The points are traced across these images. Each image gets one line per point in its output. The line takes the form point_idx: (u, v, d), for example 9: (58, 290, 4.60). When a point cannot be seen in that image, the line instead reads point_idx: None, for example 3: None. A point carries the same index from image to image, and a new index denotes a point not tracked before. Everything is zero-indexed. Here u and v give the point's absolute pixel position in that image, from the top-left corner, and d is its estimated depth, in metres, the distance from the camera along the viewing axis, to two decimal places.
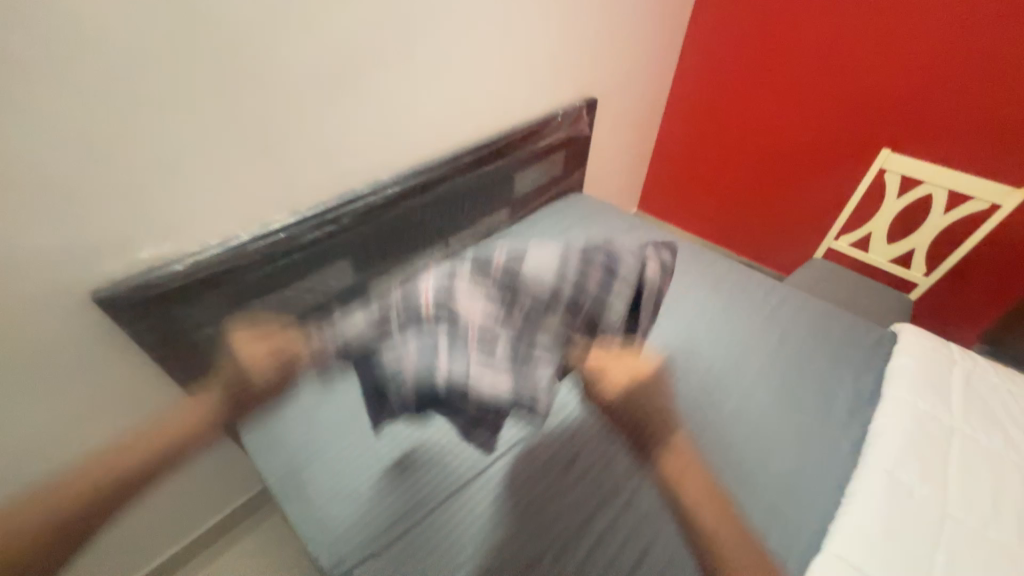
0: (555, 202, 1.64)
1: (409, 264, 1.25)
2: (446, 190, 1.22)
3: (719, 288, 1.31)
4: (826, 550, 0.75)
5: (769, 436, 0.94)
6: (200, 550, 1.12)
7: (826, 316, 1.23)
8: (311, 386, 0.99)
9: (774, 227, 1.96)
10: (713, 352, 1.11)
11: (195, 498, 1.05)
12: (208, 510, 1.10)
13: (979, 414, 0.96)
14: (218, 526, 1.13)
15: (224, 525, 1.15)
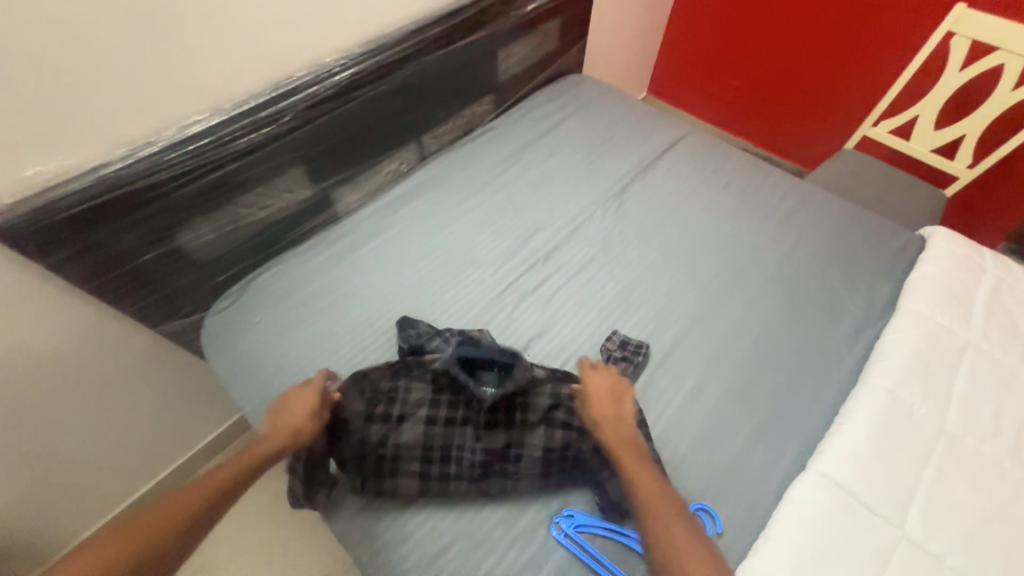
0: (547, 87, 1.40)
1: (375, 170, 1.08)
2: (411, 75, 1.01)
3: (732, 188, 1.15)
4: (813, 470, 0.74)
5: (769, 355, 0.88)
6: (193, 469, 1.12)
7: (850, 219, 1.09)
8: (276, 312, 0.92)
9: (803, 114, 1.67)
10: (718, 264, 1.01)
11: (168, 425, 1.02)
12: (185, 436, 1.06)
13: (999, 329, 0.89)
14: (208, 446, 1.13)
15: (213, 446, 1.14)
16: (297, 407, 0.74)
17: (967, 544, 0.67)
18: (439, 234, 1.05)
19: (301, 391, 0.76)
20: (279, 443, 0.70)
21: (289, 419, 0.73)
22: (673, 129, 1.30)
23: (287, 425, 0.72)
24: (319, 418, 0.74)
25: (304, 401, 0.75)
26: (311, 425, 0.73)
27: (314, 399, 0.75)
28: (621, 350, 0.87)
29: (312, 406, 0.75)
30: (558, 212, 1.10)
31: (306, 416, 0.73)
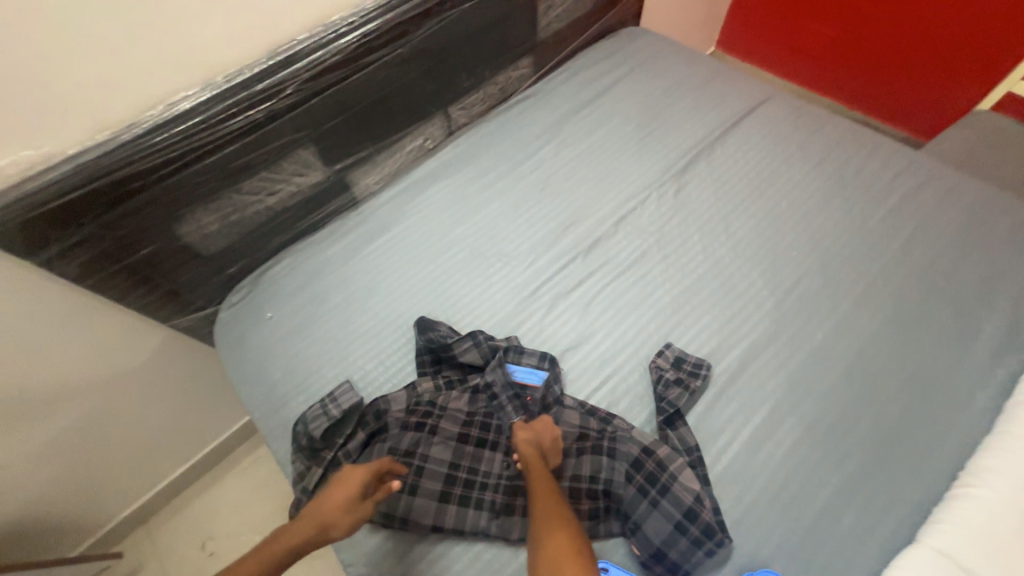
0: (596, 44, 1.20)
1: (395, 147, 0.96)
2: (433, 35, 0.86)
3: (824, 166, 0.93)
4: (928, 545, 0.56)
5: (867, 386, 0.69)
6: (219, 457, 1.11)
7: (988, 208, 0.84)
8: (287, 309, 0.85)
9: (919, 64, 1.34)
10: (803, 264, 0.81)
11: (191, 415, 1.00)
12: (210, 425, 1.05)
13: None
14: (234, 435, 1.11)
15: (239, 436, 1.12)
16: (337, 494, 0.60)
17: None
18: (464, 222, 0.92)
19: (346, 471, 0.61)
20: (305, 540, 0.58)
21: (324, 508, 0.59)
22: (751, 92, 1.07)
23: (319, 516, 0.59)
24: (356, 516, 0.59)
25: (344, 488, 0.60)
26: (345, 523, 0.59)
27: (354, 489, 0.60)
28: (675, 370, 0.72)
29: (351, 498, 0.59)
30: (604, 195, 0.93)
31: (341, 511, 0.59)
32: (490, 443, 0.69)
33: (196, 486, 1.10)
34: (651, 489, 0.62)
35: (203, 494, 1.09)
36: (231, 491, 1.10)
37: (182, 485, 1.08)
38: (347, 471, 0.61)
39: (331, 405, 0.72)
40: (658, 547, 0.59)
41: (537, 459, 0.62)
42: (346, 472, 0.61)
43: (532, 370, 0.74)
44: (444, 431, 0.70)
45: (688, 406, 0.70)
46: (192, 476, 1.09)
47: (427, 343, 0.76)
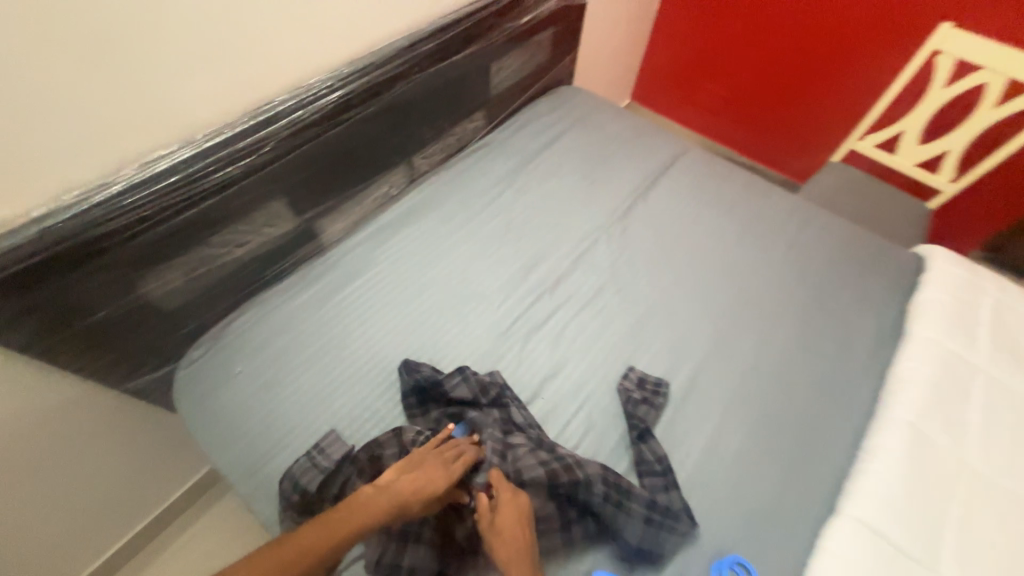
0: (539, 101, 1.35)
1: (363, 195, 0.99)
2: (403, 94, 0.93)
3: (734, 210, 1.13)
4: (846, 515, 0.71)
5: (788, 391, 0.85)
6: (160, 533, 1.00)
7: (852, 240, 1.09)
8: (259, 363, 0.82)
9: (790, 125, 1.69)
10: (727, 291, 0.98)
11: (131, 485, 0.90)
12: (152, 492, 0.95)
13: (1008, 352, 0.88)
14: (180, 498, 1.00)
15: (186, 498, 1.02)
16: (414, 478, 0.65)
17: None
18: (436, 265, 0.97)
19: (430, 462, 0.67)
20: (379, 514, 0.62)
21: (405, 488, 0.64)
22: (671, 145, 1.27)
23: (398, 495, 0.63)
24: (429, 504, 0.65)
25: (429, 475, 0.66)
26: (419, 508, 0.64)
27: (438, 480, 0.66)
28: (640, 389, 0.82)
29: (432, 486, 0.65)
30: (561, 237, 1.04)
31: (421, 495, 0.64)
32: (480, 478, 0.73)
33: (138, 559, 0.98)
34: (623, 501, 0.69)
35: (148, 566, 0.98)
36: (181, 559, 0.99)
37: (121, 560, 0.96)
38: (430, 460, 0.68)
39: (320, 456, 0.72)
40: (639, 546, 0.68)
41: (518, 556, 0.61)
42: (430, 462, 0.67)
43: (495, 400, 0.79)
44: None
45: (654, 420, 0.80)
46: (134, 548, 0.98)
47: (411, 386, 0.79)
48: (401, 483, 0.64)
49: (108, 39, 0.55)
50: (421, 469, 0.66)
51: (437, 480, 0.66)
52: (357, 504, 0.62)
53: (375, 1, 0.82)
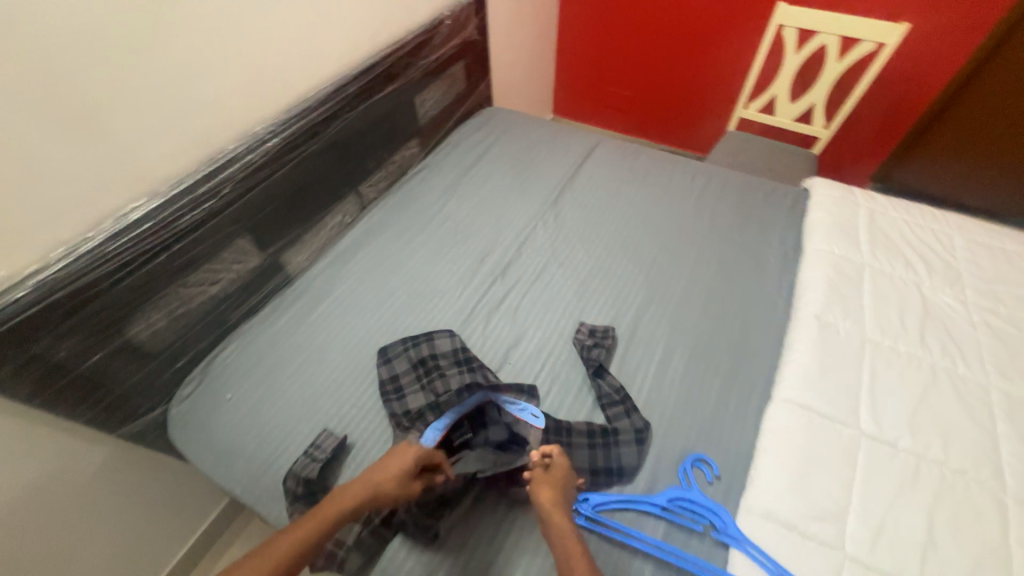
0: (465, 123, 1.51)
1: (320, 224, 1.11)
2: (340, 130, 1.06)
3: (649, 180, 1.30)
4: (778, 399, 0.83)
5: (716, 315, 0.99)
6: None
7: (749, 186, 1.27)
8: (247, 384, 0.89)
9: (691, 106, 1.95)
10: (652, 247, 1.12)
11: (139, 527, 0.96)
12: (173, 527, 1.03)
13: (884, 247, 1.06)
14: (210, 525, 1.11)
15: (214, 526, 1.12)
16: (389, 468, 0.69)
17: (909, 429, 0.78)
18: (399, 272, 1.08)
19: (403, 448, 0.71)
20: (353, 503, 0.65)
21: (377, 475, 0.68)
22: (586, 139, 1.45)
23: (371, 483, 0.67)
24: (403, 488, 0.67)
25: (401, 461, 0.69)
26: (391, 493, 0.67)
27: (404, 467, 0.69)
28: (592, 337, 0.94)
29: (402, 472, 0.69)
30: (504, 230, 1.17)
31: (391, 480, 0.68)
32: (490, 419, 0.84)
33: None
34: (564, 432, 0.80)
35: None
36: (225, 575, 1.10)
37: None
38: (402, 449, 0.71)
39: (317, 450, 0.79)
40: (593, 466, 0.76)
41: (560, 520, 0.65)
42: (403, 449, 0.71)
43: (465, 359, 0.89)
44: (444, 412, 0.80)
45: (607, 361, 0.92)
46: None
47: (388, 373, 0.89)
48: (374, 473, 0.69)
49: (78, 114, 0.66)
50: (396, 460, 0.70)
51: (408, 466, 0.69)
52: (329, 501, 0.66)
53: (301, 56, 0.95)
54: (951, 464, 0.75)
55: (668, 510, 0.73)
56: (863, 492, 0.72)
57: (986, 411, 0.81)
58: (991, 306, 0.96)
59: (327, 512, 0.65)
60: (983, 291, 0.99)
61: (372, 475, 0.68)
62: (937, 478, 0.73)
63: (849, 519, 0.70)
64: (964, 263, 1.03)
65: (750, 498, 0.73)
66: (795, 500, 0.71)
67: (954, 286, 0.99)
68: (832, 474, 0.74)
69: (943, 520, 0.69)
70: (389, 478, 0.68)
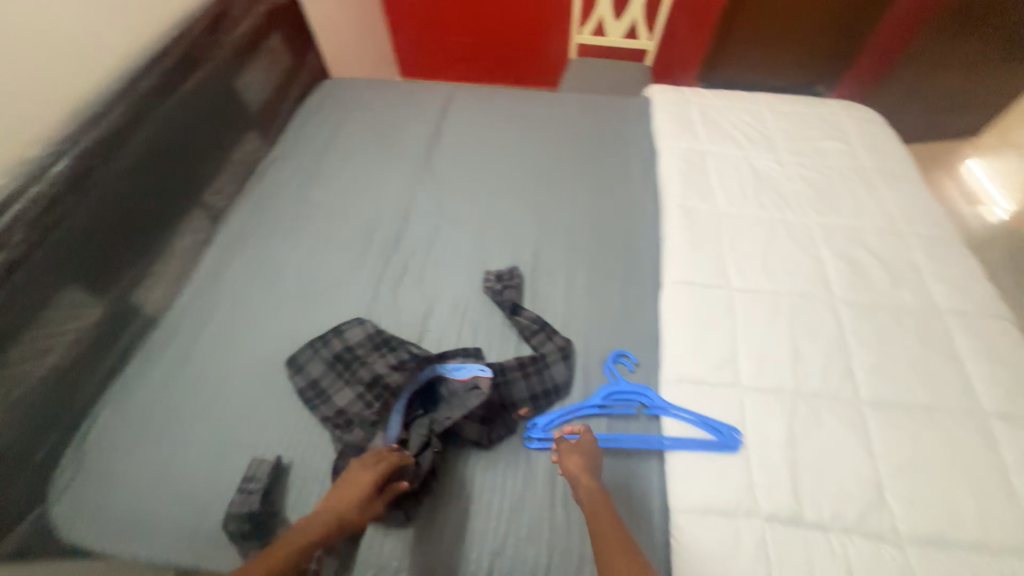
0: (307, 102, 1.38)
1: (169, 251, 0.96)
2: (150, 135, 0.90)
3: (510, 120, 1.32)
4: (666, 282, 0.94)
5: (601, 227, 1.07)
6: None
7: (600, 105, 1.36)
8: (142, 447, 0.78)
9: (531, 41, 1.98)
10: (530, 182, 1.16)
11: None
12: None
13: (716, 132, 1.22)
14: None
15: None
16: (351, 488, 0.64)
17: (764, 274, 0.95)
18: (282, 275, 0.99)
19: (365, 465, 0.66)
20: (315, 536, 0.60)
21: (340, 499, 0.63)
22: (440, 92, 1.41)
23: (334, 510, 0.62)
24: (368, 507, 0.63)
25: (364, 478, 0.65)
26: (356, 514, 0.63)
27: (368, 484, 0.64)
28: (499, 281, 0.97)
29: (367, 490, 0.64)
30: (384, 203, 1.12)
31: (355, 500, 0.63)
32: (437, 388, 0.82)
33: None
34: (500, 373, 0.83)
35: None
36: None
37: None
38: (365, 464, 0.66)
39: (251, 483, 0.72)
40: (533, 392, 0.81)
41: (590, 489, 0.67)
42: (366, 464, 0.66)
43: (385, 341, 0.86)
44: (403, 392, 0.78)
45: (519, 297, 0.96)
46: None
47: (306, 380, 0.83)
48: (335, 496, 0.64)
49: None
50: (359, 475, 0.65)
51: (372, 482, 0.64)
52: (287, 541, 0.60)
53: (64, 54, 0.78)
54: (797, 290, 0.93)
55: (605, 406, 0.81)
56: (743, 334, 0.87)
57: (811, 242, 1.01)
58: (798, 160, 1.17)
59: (284, 555, 0.58)
60: (791, 150, 1.20)
61: (333, 501, 0.63)
62: (790, 304, 0.91)
63: (740, 359, 0.84)
64: (774, 131, 1.24)
65: (665, 370, 0.83)
66: (697, 358, 0.84)
67: (771, 151, 1.19)
68: (720, 329, 0.87)
69: (799, 334, 0.87)
70: (354, 498, 0.63)
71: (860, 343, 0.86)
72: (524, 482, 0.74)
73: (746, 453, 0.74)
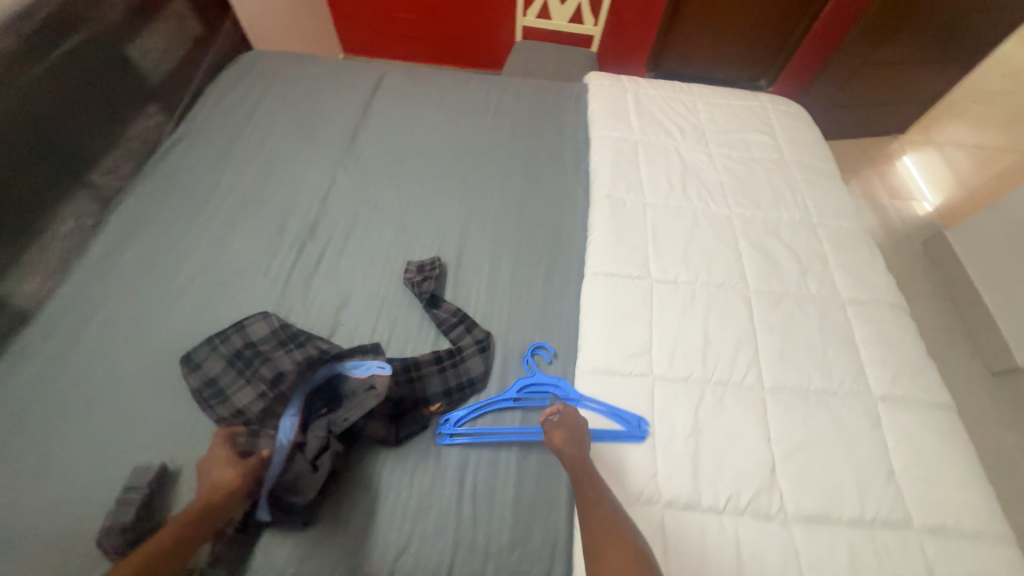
0: (223, 74, 1.27)
1: (43, 237, 0.86)
2: (16, 103, 0.79)
3: (444, 102, 1.27)
4: (589, 273, 0.94)
5: (530, 216, 1.05)
6: None
7: (538, 90, 1.33)
8: (4, 455, 0.70)
9: (478, 20, 1.91)
10: (460, 169, 1.12)
11: None
12: None
13: (650, 122, 1.22)
14: None
15: None
16: (213, 471, 0.66)
17: (684, 265, 0.97)
18: (182, 264, 0.91)
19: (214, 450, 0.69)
20: (194, 506, 0.60)
21: (207, 481, 0.65)
22: (373, 70, 1.34)
23: (205, 489, 0.63)
24: (237, 465, 0.66)
25: (219, 456, 0.67)
26: (230, 475, 0.64)
27: (225, 456, 0.67)
28: (421, 272, 0.93)
29: (229, 459, 0.67)
30: (301, 188, 1.05)
31: (220, 472, 0.65)
32: (339, 384, 0.78)
33: None
34: (411, 369, 0.80)
35: None
36: None
37: None
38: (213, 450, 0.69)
39: (132, 492, 0.67)
40: (446, 387, 0.80)
41: (575, 459, 0.68)
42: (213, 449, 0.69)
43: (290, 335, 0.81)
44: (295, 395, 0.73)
45: (441, 289, 0.93)
46: None
47: (201, 379, 0.77)
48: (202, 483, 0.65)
49: None
50: (212, 457, 0.68)
51: (224, 452, 0.68)
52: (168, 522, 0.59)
53: None
54: (715, 281, 0.96)
55: (520, 399, 0.80)
56: (660, 325, 0.88)
57: (731, 233, 1.03)
58: (726, 152, 1.19)
59: (168, 528, 0.58)
60: (720, 142, 1.22)
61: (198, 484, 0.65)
62: (708, 294, 0.93)
63: (654, 349, 0.85)
64: (706, 123, 1.25)
65: (582, 362, 0.83)
66: (614, 349, 0.84)
67: (701, 143, 1.20)
68: (637, 320, 0.88)
69: (713, 324, 0.89)
70: (217, 472, 0.65)
71: (768, 332, 0.89)
72: (433, 479, 0.73)
73: (653, 442, 0.76)
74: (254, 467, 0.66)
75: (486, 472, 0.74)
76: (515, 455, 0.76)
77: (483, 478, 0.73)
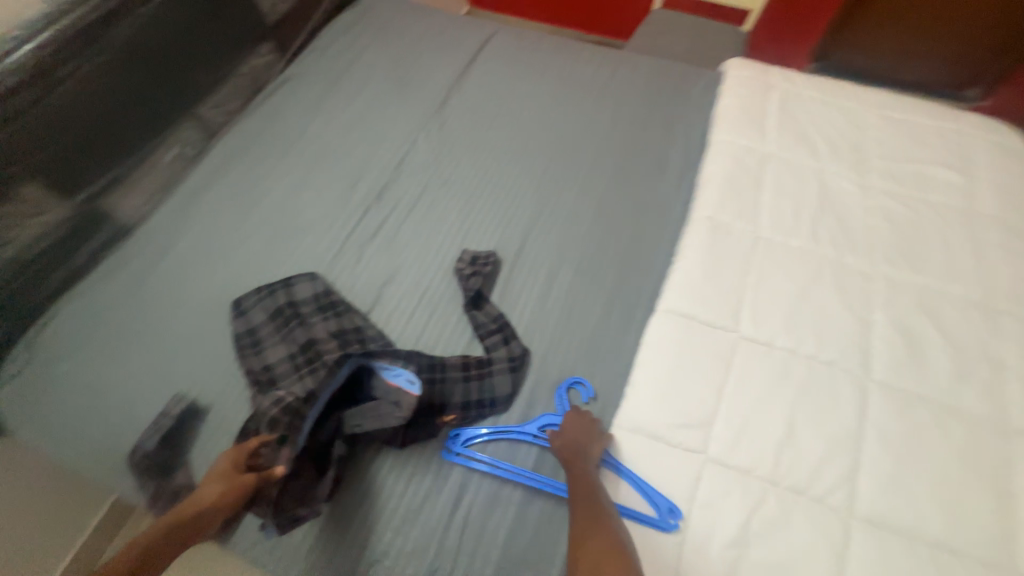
0: (338, 19, 1.26)
1: (150, 161, 0.93)
2: (136, 32, 0.85)
3: (547, 75, 1.13)
4: (659, 310, 0.79)
5: (609, 224, 0.91)
6: None
7: (660, 74, 1.13)
8: (85, 352, 0.79)
9: None
10: (545, 155, 1.00)
11: None
12: None
13: (792, 133, 0.97)
14: None
15: None
16: (212, 480, 0.61)
17: (786, 327, 0.77)
18: (256, 208, 0.94)
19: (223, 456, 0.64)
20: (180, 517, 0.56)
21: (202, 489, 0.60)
22: (481, 29, 1.23)
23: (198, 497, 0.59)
24: (231, 481, 0.60)
25: (222, 466, 0.62)
26: (219, 493, 0.58)
27: (227, 467, 0.62)
28: (472, 265, 0.86)
29: (227, 473, 0.61)
30: (379, 149, 1.02)
31: (215, 485, 0.60)
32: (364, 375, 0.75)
33: None
34: (437, 371, 0.73)
35: None
36: None
37: None
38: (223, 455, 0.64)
39: (163, 417, 0.72)
40: (465, 400, 0.73)
41: (573, 457, 0.65)
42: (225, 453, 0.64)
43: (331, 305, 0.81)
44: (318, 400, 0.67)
45: (489, 288, 0.85)
46: None
47: (244, 326, 0.79)
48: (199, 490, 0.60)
49: None
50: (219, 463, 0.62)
51: (228, 462, 0.62)
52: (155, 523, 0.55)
53: None
54: (822, 356, 0.75)
55: (540, 436, 0.71)
56: (732, 394, 0.71)
57: (864, 299, 0.79)
58: (890, 189, 0.91)
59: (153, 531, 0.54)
60: (884, 173, 0.93)
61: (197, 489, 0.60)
62: (808, 371, 0.73)
63: (716, 423, 0.69)
64: (872, 145, 0.96)
65: (622, 414, 0.71)
66: (664, 410, 0.70)
67: (857, 171, 0.93)
68: (704, 382, 0.72)
69: (803, 411, 0.70)
70: (215, 481, 0.60)
71: (879, 442, 0.68)
72: (426, 494, 0.68)
73: (682, 537, 0.63)
74: (248, 487, 0.60)
75: (483, 506, 0.67)
76: (518, 497, 0.68)
77: (478, 511, 0.67)
